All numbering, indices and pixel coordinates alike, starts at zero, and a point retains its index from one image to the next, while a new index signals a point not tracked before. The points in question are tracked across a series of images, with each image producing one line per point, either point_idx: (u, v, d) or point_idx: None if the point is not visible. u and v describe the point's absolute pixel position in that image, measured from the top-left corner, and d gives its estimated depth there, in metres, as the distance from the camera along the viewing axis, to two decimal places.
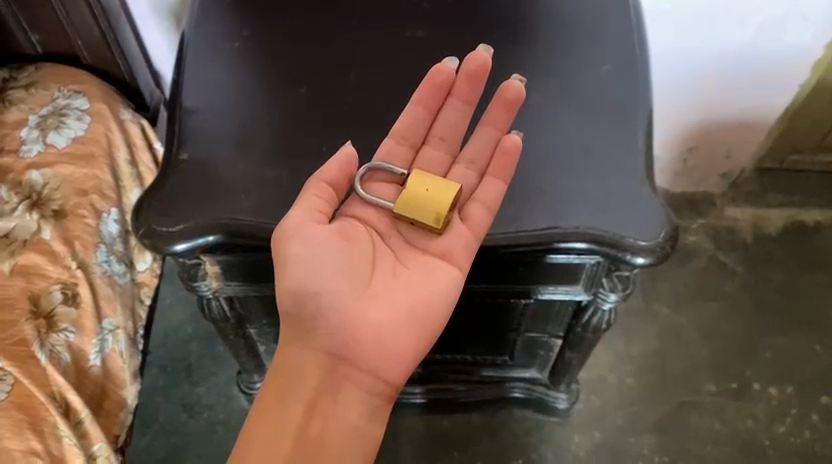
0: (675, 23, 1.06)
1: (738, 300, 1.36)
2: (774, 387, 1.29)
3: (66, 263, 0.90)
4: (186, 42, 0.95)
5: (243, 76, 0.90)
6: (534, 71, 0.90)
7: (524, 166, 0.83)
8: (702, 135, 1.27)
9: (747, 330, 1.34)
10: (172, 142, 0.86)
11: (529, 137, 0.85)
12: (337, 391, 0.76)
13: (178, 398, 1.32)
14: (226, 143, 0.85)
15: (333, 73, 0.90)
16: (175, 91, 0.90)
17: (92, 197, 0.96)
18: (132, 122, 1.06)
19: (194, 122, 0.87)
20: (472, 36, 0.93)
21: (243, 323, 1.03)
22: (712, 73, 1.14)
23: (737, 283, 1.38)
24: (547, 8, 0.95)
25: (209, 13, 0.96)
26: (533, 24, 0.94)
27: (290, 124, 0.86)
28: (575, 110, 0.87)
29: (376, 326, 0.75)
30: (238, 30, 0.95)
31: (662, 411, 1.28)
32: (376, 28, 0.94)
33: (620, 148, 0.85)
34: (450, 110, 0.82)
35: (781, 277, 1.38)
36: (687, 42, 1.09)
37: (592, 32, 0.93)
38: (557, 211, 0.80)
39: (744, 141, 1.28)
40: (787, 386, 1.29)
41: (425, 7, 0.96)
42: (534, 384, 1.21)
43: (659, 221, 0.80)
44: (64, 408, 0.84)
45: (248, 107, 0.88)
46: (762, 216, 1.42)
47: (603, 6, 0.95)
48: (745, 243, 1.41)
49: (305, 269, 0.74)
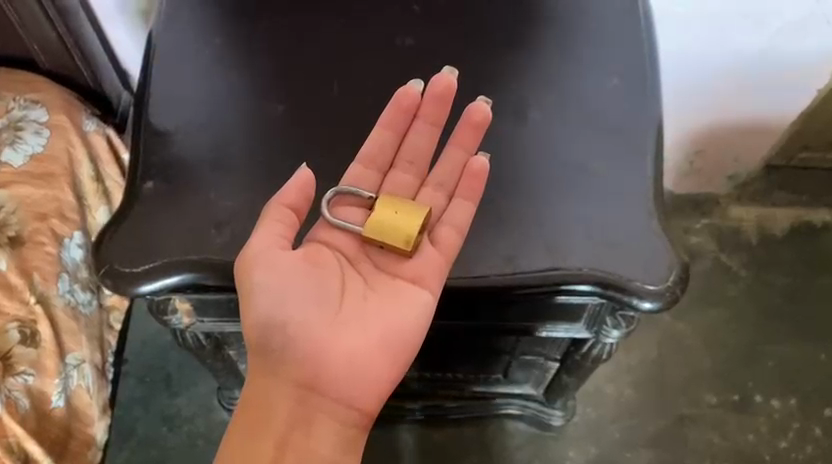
0: (689, 25, 0.99)
1: (743, 307, 1.30)
2: (777, 399, 1.24)
3: (25, 297, 0.92)
4: (153, 47, 0.86)
5: (214, 91, 0.82)
6: (532, 81, 0.83)
7: (516, 188, 0.76)
8: (710, 138, 1.20)
9: (750, 337, 1.28)
10: (134, 167, 0.79)
11: (524, 156, 0.78)
12: (308, 422, 0.68)
13: (157, 408, 1.26)
14: (198, 171, 0.78)
15: (319, 85, 0.82)
16: (142, 107, 0.83)
17: (51, 222, 0.96)
18: (97, 133, 1.04)
19: (165, 146, 0.80)
20: (469, 44, 0.85)
21: (221, 347, 0.96)
22: (727, 77, 1.07)
23: (739, 289, 1.31)
24: (550, 10, 0.87)
25: (181, 15, 0.88)
26: (534, 29, 0.86)
27: (266, 148, 0.79)
28: (581, 129, 0.80)
29: (345, 354, 0.68)
30: (209, 35, 0.86)
31: (658, 424, 1.23)
32: (366, 33, 0.86)
33: (627, 173, 0.78)
34: (422, 131, 0.75)
35: (786, 280, 1.32)
36: (700, 47, 1.02)
37: (597, 39, 0.86)
38: (554, 246, 0.74)
39: (756, 143, 1.20)
40: (791, 398, 1.24)
41: (416, 10, 0.88)
42: (529, 400, 1.16)
43: (667, 258, 0.74)
44: (22, 458, 0.90)
45: (224, 126, 0.80)
46: (768, 215, 1.35)
47: (614, 12, 0.87)
48: (750, 245, 1.34)
49: (270, 301, 0.68)
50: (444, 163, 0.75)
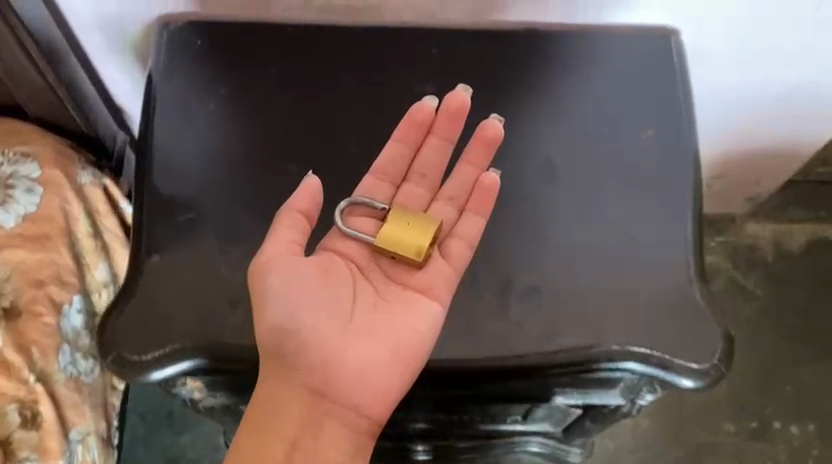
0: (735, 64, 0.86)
1: (758, 327, 1.26)
2: (795, 425, 1.21)
3: (23, 375, 0.81)
4: (154, 97, 0.76)
5: (217, 147, 0.73)
6: (550, 111, 0.75)
7: (535, 205, 0.71)
8: (730, 166, 1.10)
9: (767, 357, 1.25)
10: (137, 239, 0.70)
11: (544, 187, 0.72)
12: (315, 427, 0.62)
13: (159, 447, 1.22)
14: (181, 224, 0.70)
15: (336, 125, 0.74)
16: (144, 157, 0.73)
17: (48, 288, 0.84)
18: (93, 185, 0.90)
19: (171, 217, 0.70)
20: (488, 84, 0.76)
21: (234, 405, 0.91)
22: (757, 110, 0.95)
23: (756, 308, 1.27)
24: (571, 39, 0.79)
25: (183, 66, 0.77)
26: (555, 57, 0.78)
27: (259, 198, 0.71)
28: (610, 179, 0.73)
29: (357, 360, 0.62)
30: (216, 86, 0.76)
31: (675, 455, 1.20)
32: (384, 70, 0.77)
33: (650, 226, 0.71)
34: (435, 145, 0.69)
35: (803, 300, 1.28)
36: (739, 78, 0.88)
37: (626, 67, 0.78)
38: (584, 294, 0.68)
39: (773, 168, 1.09)
40: (809, 424, 1.21)
41: (439, 36, 0.78)
42: (549, 437, 1.11)
43: (711, 332, 0.67)
44: None
45: (229, 181, 0.72)
46: (784, 231, 1.32)
47: (642, 54, 0.79)
48: (766, 263, 1.30)
49: (287, 305, 0.61)
50: (458, 175, 0.69)
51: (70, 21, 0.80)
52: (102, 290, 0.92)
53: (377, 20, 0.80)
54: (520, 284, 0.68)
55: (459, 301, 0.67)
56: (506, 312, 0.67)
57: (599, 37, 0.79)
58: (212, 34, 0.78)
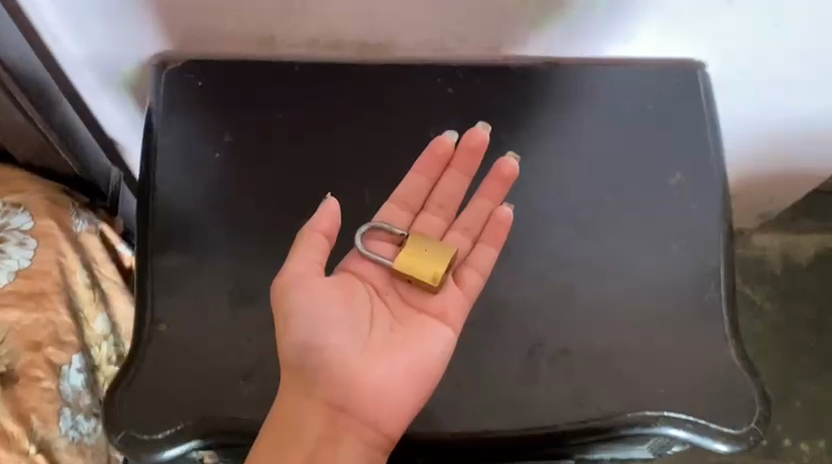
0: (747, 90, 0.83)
1: (769, 343, 1.25)
2: (805, 441, 1.20)
3: (23, 446, 0.68)
4: (154, 145, 0.71)
5: (219, 197, 0.69)
6: (573, 152, 0.72)
7: (561, 246, 0.69)
8: (745, 183, 1.06)
9: (778, 374, 1.24)
10: (142, 310, 0.65)
11: (568, 235, 0.70)
12: (330, 441, 0.58)
13: None
14: (193, 284, 0.66)
15: (350, 173, 0.70)
16: (146, 212, 0.69)
17: (46, 350, 0.71)
18: (89, 232, 0.78)
19: (172, 284, 0.66)
20: (504, 129, 0.73)
21: None
22: (772, 131, 0.92)
23: (766, 324, 1.26)
24: (597, 74, 0.75)
25: (187, 115, 0.72)
26: (582, 94, 0.75)
27: (270, 251, 0.67)
28: (637, 224, 0.70)
29: (376, 378, 0.59)
30: (219, 131, 0.71)
31: None
32: (398, 114, 0.73)
33: (681, 276, 0.69)
34: (453, 181, 0.67)
35: (813, 314, 1.27)
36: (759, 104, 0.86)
37: (652, 104, 0.75)
38: (614, 353, 0.65)
39: (790, 189, 1.07)
40: (819, 440, 1.20)
41: (455, 71, 0.74)
42: None
43: (746, 392, 0.65)
44: None
45: (240, 240, 0.67)
46: (793, 243, 1.31)
47: (669, 89, 0.76)
48: (774, 275, 1.30)
49: (311, 321, 0.58)
50: (474, 208, 0.66)
51: (59, 58, 0.73)
52: (102, 342, 0.79)
53: (390, 56, 0.75)
54: (548, 349, 0.66)
55: (487, 363, 0.65)
56: (536, 377, 0.65)
57: (624, 73, 0.76)
58: (214, 75, 0.73)
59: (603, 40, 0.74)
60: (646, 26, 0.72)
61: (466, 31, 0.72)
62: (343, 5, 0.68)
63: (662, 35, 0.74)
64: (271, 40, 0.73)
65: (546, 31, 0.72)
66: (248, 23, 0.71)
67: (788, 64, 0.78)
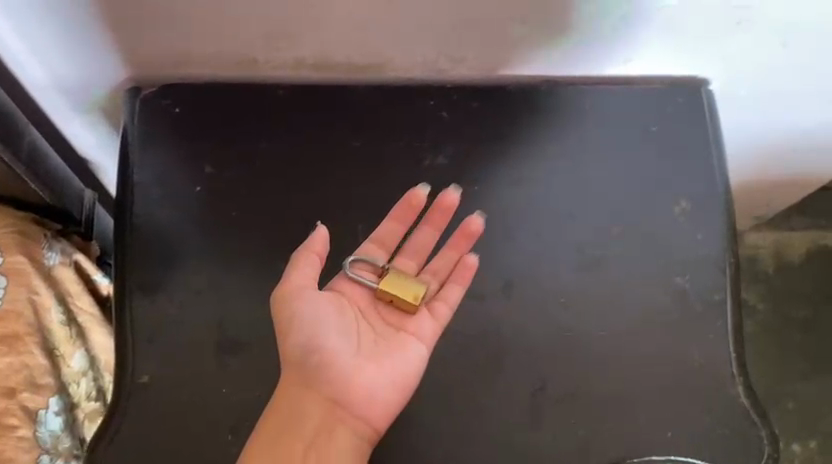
0: (753, 108, 0.79)
1: (761, 344, 1.25)
2: (798, 442, 1.20)
3: None
4: (130, 178, 0.67)
5: (203, 234, 0.65)
6: (574, 180, 0.69)
7: (561, 280, 0.66)
8: (745, 195, 1.02)
9: (770, 376, 1.23)
10: (122, 359, 0.62)
11: (570, 268, 0.66)
12: (324, 433, 0.55)
13: None
14: (174, 330, 0.62)
15: (342, 208, 0.67)
16: (124, 251, 0.65)
17: (20, 396, 0.68)
18: (62, 266, 0.74)
19: (154, 330, 0.62)
20: (501, 156, 0.69)
21: None
22: (775, 143, 0.86)
23: (756, 324, 1.26)
24: (598, 96, 0.71)
25: (163, 145, 0.68)
26: (582, 118, 0.70)
27: (257, 295, 0.63)
28: (642, 257, 0.67)
29: (373, 379, 0.56)
30: (199, 163, 0.67)
31: None
32: (391, 142, 0.69)
33: (688, 315, 0.65)
34: (424, 233, 0.62)
35: (804, 313, 1.26)
36: (764, 122, 0.81)
37: (655, 125, 0.70)
38: (620, 395, 0.63)
39: (787, 195, 1.04)
40: (811, 441, 1.20)
41: (449, 95, 0.70)
42: None
43: (752, 434, 0.63)
44: None
45: (224, 283, 0.64)
46: (786, 241, 1.29)
47: (676, 110, 0.71)
48: (766, 274, 1.29)
49: (314, 319, 0.56)
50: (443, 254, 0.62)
51: (25, 84, 0.69)
52: (82, 380, 0.75)
53: (380, 77, 0.71)
54: (551, 392, 0.63)
55: (489, 410, 0.62)
56: (539, 425, 0.62)
57: (628, 92, 0.71)
58: (192, 102, 0.69)
59: (605, 61, 0.70)
60: (653, 48, 0.68)
61: (462, 52, 0.67)
62: (331, 28, 0.63)
63: (670, 55, 0.69)
64: (252, 63, 0.68)
65: (545, 52, 0.68)
66: (226, 47, 0.66)
67: (799, 83, 0.74)
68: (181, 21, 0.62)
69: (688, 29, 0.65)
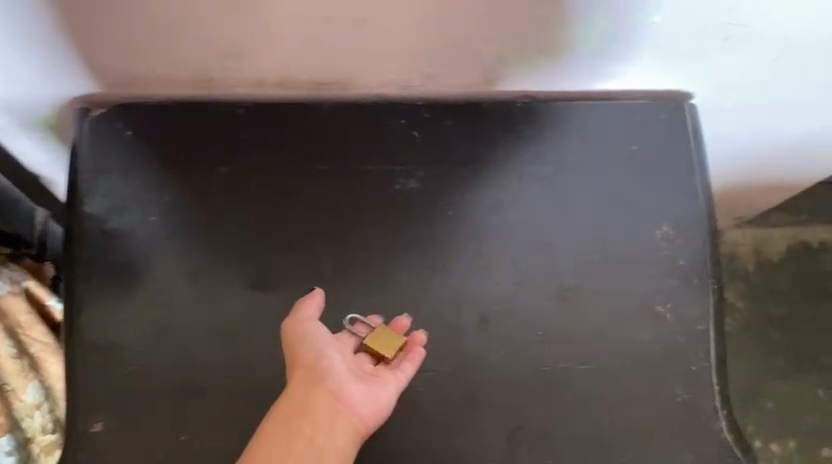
0: (739, 120, 0.75)
1: (740, 343, 1.19)
2: (776, 442, 1.14)
3: None
4: (79, 209, 0.63)
5: (161, 270, 0.62)
6: (551, 204, 0.65)
7: (539, 314, 0.63)
8: (729, 200, 0.98)
9: (749, 377, 1.17)
10: (74, 406, 0.59)
11: (549, 300, 0.64)
12: (330, 423, 0.51)
13: None
14: (130, 373, 0.59)
15: (308, 239, 0.63)
16: (74, 290, 0.61)
17: None
18: (8, 295, 0.71)
19: (110, 373, 0.59)
20: (474, 180, 0.65)
21: None
22: (764, 152, 0.82)
23: (737, 323, 1.21)
24: (577, 114, 0.67)
25: (113, 172, 0.63)
26: (560, 138, 0.67)
27: (219, 333, 0.60)
28: (621, 285, 0.64)
29: (370, 395, 0.54)
30: (153, 192, 0.63)
31: None
32: (359, 166, 0.65)
33: (669, 346, 0.63)
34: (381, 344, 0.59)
35: (785, 310, 1.21)
36: (748, 131, 0.77)
37: (636, 144, 0.67)
38: (599, 435, 0.61)
39: (770, 197, 0.99)
40: (789, 441, 1.14)
41: (418, 113, 0.66)
42: None
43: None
44: None
45: (183, 322, 0.61)
46: (766, 237, 1.23)
47: (657, 127, 0.68)
48: (747, 273, 1.24)
49: (317, 336, 0.55)
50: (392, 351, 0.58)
51: None
52: (36, 413, 0.71)
53: (348, 94, 0.66)
54: (528, 432, 0.60)
55: (464, 452, 0.60)
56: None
57: (607, 108, 0.67)
58: (144, 124, 0.64)
59: (588, 77, 0.66)
60: (634, 63, 0.64)
61: (435, 70, 0.63)
62: (293, 48, 0.59)
63: (656, 71, 0.65)
64: (209, 81, 0.63)
65: (524, 70, 0.64)
66: (178, 67, 0.61)
67: (791, 94, 0.70)
68: (125, 40, 0.57)
69: (673, 44, 0.61)
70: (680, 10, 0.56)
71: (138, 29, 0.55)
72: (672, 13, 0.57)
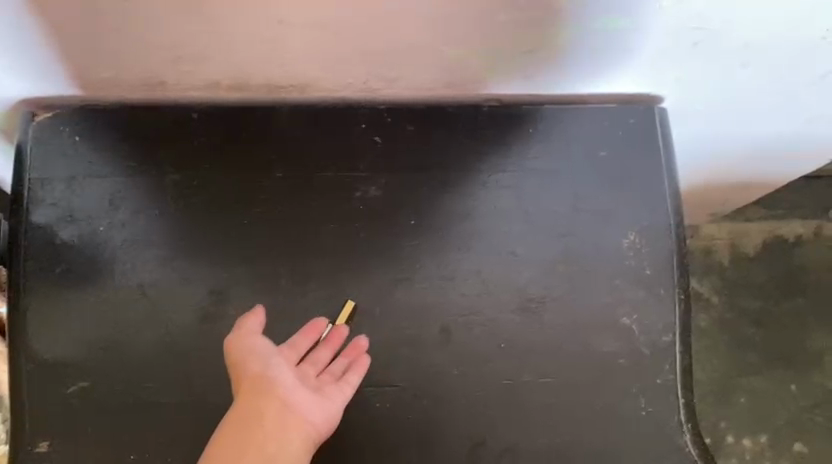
0: (711, 121, 0.73)
1: (713, 340, 1.15)
2: (748, 437, 1.11)
3: None
4: (23, 218, 0.60)
5: (111, 282, 0.60)
6: (516, 212, 0.64)
7: (502, 325, 0.62)
8: (704, 195, 0.95)
9: (721, 371, 1.13)
10: (19, 423, 0.58)
11: (512, 311, 0.62)
12: (285, 434, 0.50)
13: None
14: (79, 390, 0.58)
15: (265, 249, 0.61)
16: (19, 303, 0.59)
17: None
18: None
19: (56, 390, 0.58)
20: (437, 186, 0.63)
21: None
22: (736, 150, 0.80)
23: (711, 319, 1.16)
24: (544, 118, 0.65)
25: (59, 179, 0.61)
26: (527, 144, 0.65)
27: (174, 348, 0.59)
28: (586, 296, 0.63)
29: (320, 405, 0.53)
30: (101, 200, 0.61)
31: None
32: (317, 173, 0.63)
33: (635, 357, 0.62)
34: (322, 352, 0.56)
35: (756, 305, 1.16)
36: (718, 131, 0.75)
37: (604, 150, 0.65)
38: (562, 451, 0.60)
39: (744, 194, 0.97)
40: (762, 436, 1.11)
41: (380, 116, 0.64)
42: None
43: None
44: None
45: (135, 337, 0.59)
46: (742, 232, 1.18)
47: (626, 131, 0.65)
48: (721, 268, 1.18)
49: (262, 352, 0.53)
50: (336, 358, 0.57)
51: None
52: None
53: (307, 97, 0.64)
54: (491, 447, 0.60)
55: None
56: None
57: (575, 112, 0.65)
58: (92, 127, 0.62)
59: (556, 81, 0.63)
60: (603, 67, 0.61)
61: (398, 75, 0.61)
62: (249, 55, 0.56)
63: (625, 74, 0.63)
64: (161, 84, 0.61)
65: (490, 75, 0.61)
66: (128, 72, 0.58)
67: (764, 95, 0.68)
68: (70, 47, 0.54)
69: (643, 50, 0.59)
70: (647, 16, 0.54)
71: (83, 38, 0.53)
72: (638, 18, 0.54)
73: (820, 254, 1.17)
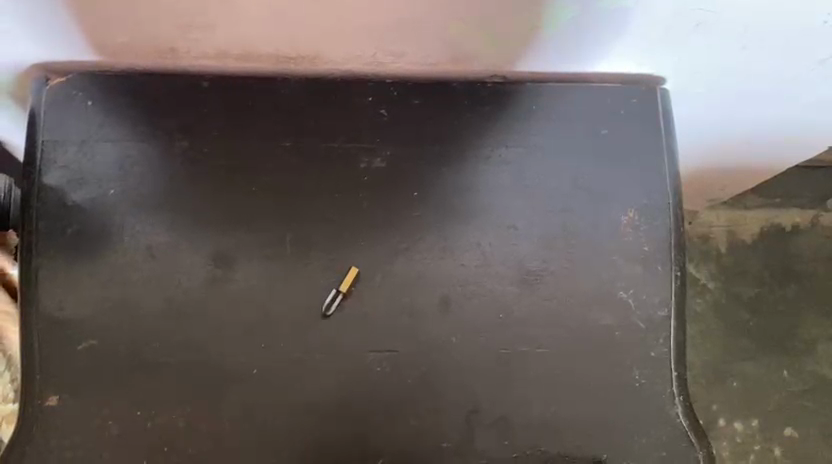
0: (710, 104, 0.74)
1: (709, 324, 1.16)
2: (739, 420, 1.13)
3: None
4: (35, 179, 0.61)
5: (120, 244, 0.61)
6: (518, 187, 0.65)
7: (500, 296, 0.63)
8: (705, 178, 0.96)
9: (714, 355, 1.15)
10: (28, 377, 0.59)
11: (510, 283, 0.64)
12: None
13: None
14: (88, 347, 0.60)
15: (271, 216, 0.63)
16: (31, 259, 0.61)
17: None
18: None
19: (64, 348, 0.60)
20: (440, 159, 0.65)
21: None
22: (738, 131, 0.81)
23: (706, 303, 1.17)
24: (548, 95, 0.66)
25: (70, 142, 0.62)
26: (531, 120, 0.66)
27: (181, 310, 0.61)
28: (585, 269, 0.64)
29: None
30: (112, 165, 0.62)
31: None
32: (323, 143, 0.64)
33: (630, 331, 0.64)
34: None
35: (752, 291, 1.17)
36: (717, 113, 0.76)
37: (606, 129, 0.66)
38: (554, 418, 0.62)
39: (744, 178, 0.99)
40: (753, 419, 1.13)
41: (386, 88, 0.65)
42: None
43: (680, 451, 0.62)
44: None
45: (144, 298, 0.61)
46: (739, 219, 1.19)
47: (629, 111, 0.67)
48: (719, 253, 1.19)
49: None
50: None
51: None
52: None
53: (314, 69, 0.65)
54: (486, 414, 0.62)
55: (419, 433, 0.61)
56: (473, 449, 0.61)
57: (579, 90, 0.66)
58: (104, 91, 0.63)
59: (559, 60, 0.65)
60: (607, 47, 0.63)
61: (405, 49, 0.62)
62: (261, 27, 0.57)
63: (628, 55, 0.64)
64: (171, 52, 0.62)
65: (495, 52, 0.63)
66: (140, 40, 0.59)
67: (762, 80, 0.69)
68: (86, 14, 0.55)
69: (647, 32, 0.60)
70: None
71: (100, 6, 0.54)
72: None
73: (815, 243, 1.19)
